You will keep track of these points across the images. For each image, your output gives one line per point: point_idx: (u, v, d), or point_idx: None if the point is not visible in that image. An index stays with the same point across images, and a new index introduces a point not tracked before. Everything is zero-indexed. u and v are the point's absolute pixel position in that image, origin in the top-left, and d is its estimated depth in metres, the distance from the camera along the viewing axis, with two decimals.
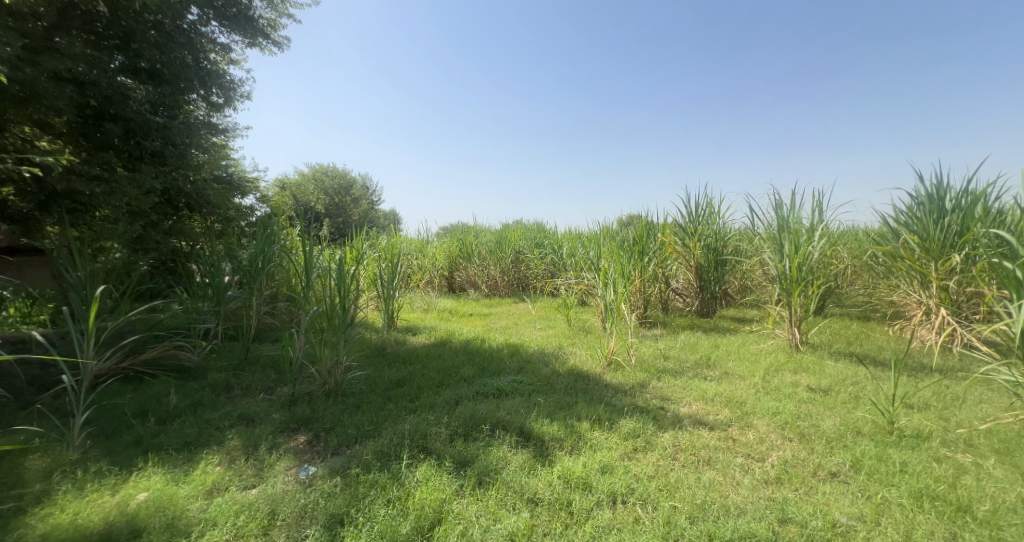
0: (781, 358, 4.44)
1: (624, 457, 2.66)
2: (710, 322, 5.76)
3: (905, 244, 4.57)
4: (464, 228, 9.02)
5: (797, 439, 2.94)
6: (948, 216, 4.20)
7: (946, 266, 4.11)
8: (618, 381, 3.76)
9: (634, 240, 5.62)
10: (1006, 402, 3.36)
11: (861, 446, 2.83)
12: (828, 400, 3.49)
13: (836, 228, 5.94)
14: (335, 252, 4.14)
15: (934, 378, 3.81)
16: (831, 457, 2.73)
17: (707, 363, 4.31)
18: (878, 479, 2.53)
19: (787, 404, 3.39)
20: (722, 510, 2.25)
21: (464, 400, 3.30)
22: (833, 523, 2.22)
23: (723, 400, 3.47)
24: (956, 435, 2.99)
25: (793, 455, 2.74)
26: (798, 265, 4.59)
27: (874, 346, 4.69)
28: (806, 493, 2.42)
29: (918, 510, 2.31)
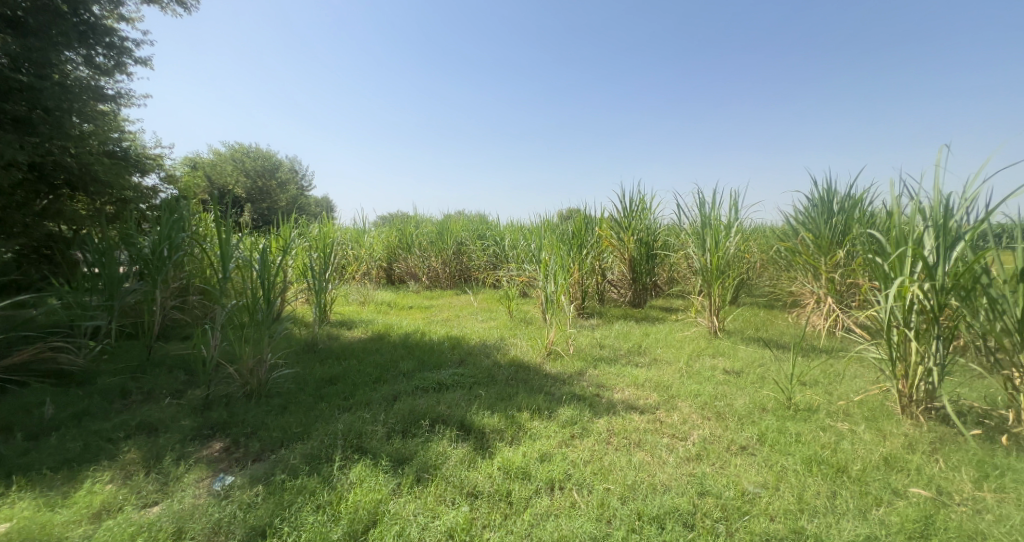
0: (701, 344, 4.90)
1: (562, 444, 2.90)
2: (641, 312, 6.19)
3: (802, 240, 5.19)
4: (405, 218, 8.99)
5: (714, 417, 3.32)
6: (836, 217, 4.84)
7: (832, 260, 4.73)
8: (557, 371, 4.03)
9: (573, 233, 5.93)
10: (874, 376, 3.97)
11: (766, 421, 3.24)
12: (740, 381, 3.94)
13: (748, 226, 6.58)
14: (255, 239, 4.05)
15: (822, 357, 4.40)
16: (742, 433, 3.11)
17: (638, 350, 4.68)
18: (778, 450, 2.91)
19: (706, 386, 3.79)
20: (650, 488, 2.52)
21: (402, 395, 3.42)
22: (742, 492, 2.53)
23: (652, 384, 3.82)
24: (841, 406, 3.49)
25: (711, 433, 3.10)
26: (717, 259, 5.07)
27: (778, 331, 5.28)
28: (720, 467, 2.76)
29: (809, 474, 2.67)
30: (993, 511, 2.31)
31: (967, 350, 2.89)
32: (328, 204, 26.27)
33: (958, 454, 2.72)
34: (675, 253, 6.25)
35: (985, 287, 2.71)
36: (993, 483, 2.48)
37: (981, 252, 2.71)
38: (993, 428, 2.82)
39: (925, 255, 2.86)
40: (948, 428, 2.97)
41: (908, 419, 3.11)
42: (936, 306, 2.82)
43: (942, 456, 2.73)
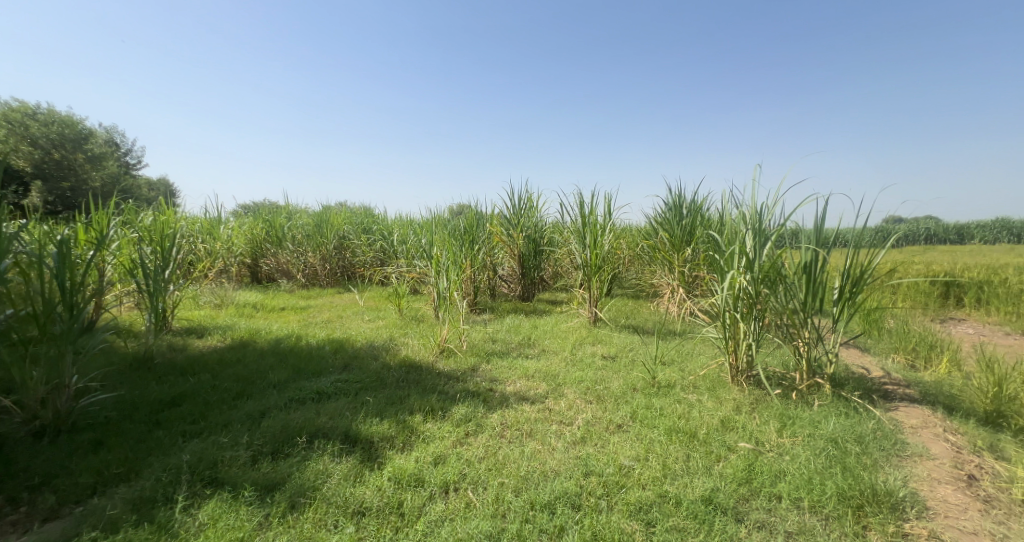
0: (582, 334, 5.37)
1: (456, 443, 2.91)
2: (529, 306, 6.58)
3: (662, 239, 5.95)
4: (273, 210, 8.40)
5: (595, 400, 3.63)
6: (687, 219, 5.64)
7: (684, 256, 5.52)
8: (451, 368, 4.17)
9: (465, 230, 6.11)
10: (713, 351, 4.77)
11: (637, 399, 3.60)
12: (615, 365, 4.43)
13: (620, 225, 7.36)
14: (55, 230, 3.42)
15: (677, 339, 5.13)
16: (618, 412, 3.40)
17: (528, 342, 5.04)
18: (646, 424, 3.20)
19: (589, 373, 4.18)
20: (541, 475, 2.59)
21: (271, 412, 3.18)
22: (619, 466, 2.69)
23: (541, 375, 4.11)
24: (694, 381, 4.07)
25: (593, 416, 3.33)
26: (596, 255, 5.58)
27: (644, 318, 6.01)
28: (602, 446, 2.93)
29: (670, 442, 2.93)
30: (791, 453, 2.75)
31: (771, 327, 3.58)
32: (172, 193, 23.36)
33: (767, 410, 3.29)
34: (559, 250, 6.75)
35: (785, 277, 3.41)
36: (791, 431, 2.99)
37: (780, 250, 3.43)
38: (788, 387, 3.55)
39: (747, 251, 3.48)
40: (763, 391, 3.57)
41: (735, 385, 3.70)
42: (755, 293, 3.44)
43: (757, 414, 3.26)
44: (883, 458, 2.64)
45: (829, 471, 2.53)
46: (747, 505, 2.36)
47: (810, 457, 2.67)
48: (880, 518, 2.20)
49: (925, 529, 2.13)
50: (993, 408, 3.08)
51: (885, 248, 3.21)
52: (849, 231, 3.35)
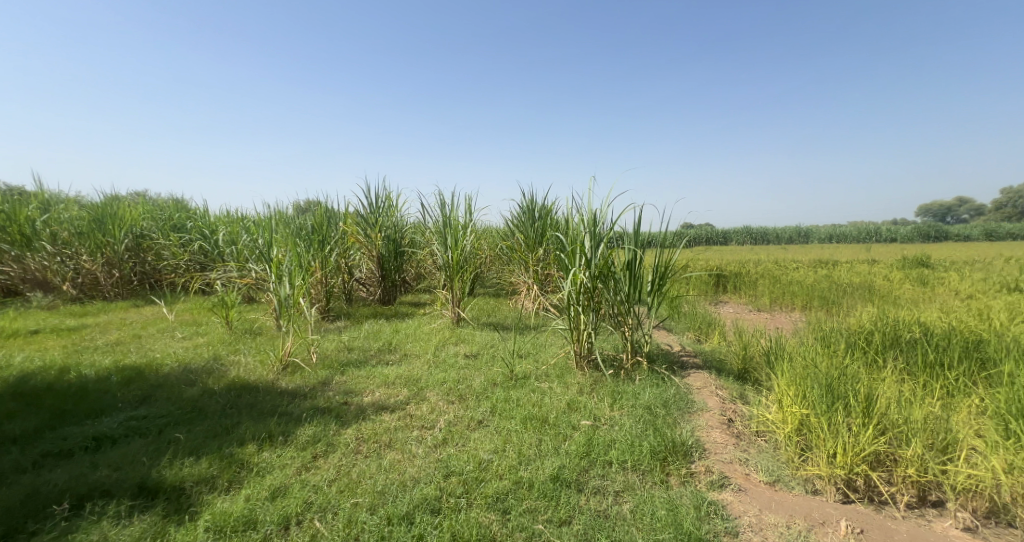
0: (444, 335, 5.37)
1: (299, 470, 2.59)
2: (391, 308, 6.46)
3: (518, 240, 6.37)
4: (12, 199, 6.50)
5: (457, 400, 3.55)
6: (538, 222, 6.16)
7: (537, 256, 6.01)
8: (296, 386, 3.67)
9: (314, 228, 5.79)
10: (562, 341, 5.18)
11: (497, 393, 3.64)
12: (478, 363, 4.36)
13: (480, 225, 7.67)
14: None
15: (532, 334, 5.50)
16: (479, 408, 3.40)
17: (388, 348, 4.81)
18: (505, 415, 3.30)
19: (451, 373, 4.04)
20: (400, 486, 2.49)
21: (11, 476, 2.40)
22: (479, 461, 2.74)
23: (402, 381, 3.86)
24: (546, 369, 4.22)
25: (455, 416, 3.27)
26: (457, 256, 5.74)
27: (504, 316, 6.35)
28: (462, 444, 2.93)
29: (524, 430, 3.09)
30: (618, 423, 3.20)
31: (604, 316, 4.11)
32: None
33: (603, 389, 3.76)
34: (421, 250, 6.78)
35: (614, 272, 3.96)
36: (619, 404, 3.48)
37: (610, 250, 4.00)
38: (618, 367, 4.13)
39: (586, 249, 3.97)
40: (600, 371, 4.08)
41: (578, 370, 4.13)
42: (591, 286, 3.94)
43: (595, 393, 3.68)
44: (679, 416, 3.30)
45: (644, 434, 3.02)
46: (587, 475, 2.65)
47: (630, 424, 3.15)
48: (677, 465, 2.72)
49: (704, 466, 2.73)
50: (743, 366, 4.12)
51: (679, 249, 4.03)
52: (657, 235, 4.11)
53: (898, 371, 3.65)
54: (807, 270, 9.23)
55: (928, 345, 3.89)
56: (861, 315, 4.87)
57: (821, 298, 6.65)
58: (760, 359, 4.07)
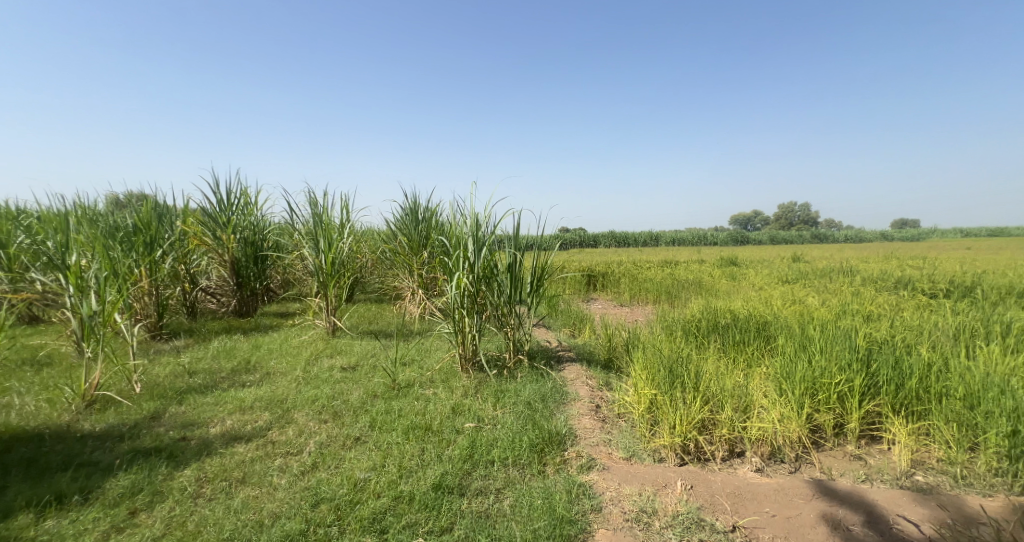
0: (319, 347, 4.94)
1: (107, 534, 2.17)
2: (251, 321, 5.77)
3: (401, 243, 6.15)
4: None
5: (331, 418, 3.27)
6: (421, 224, 6.04)
7: (421, 259, 5.85)
8: (109, 426, 3.06)
9: (137, 224, 4.86)
10: (446, 345, 5.04)
11: (376, 406, 3.43)
12: (355, 376, 4.07)
13: (359, 228, 7.28)
14: None
15: (416, 338, 5.27)
16: (356, 424, 3.17)
17: (246, 368, 4.26)
18: (384, 429, 3.10)
19: (324, 389, 3.73)
20: (256, 526, 2.23)
21: None
22: (355, 482, 2.54)
23: (262, 404, 3.45)
24: (430, 375, 4.06)
25: (326, 436, 3.01)
26: (331, 260, 5.28)
27: (387, 322, 6.03)
28: (336, 466, 2.71)
29: (408, 441, 2.95)
30: (501, 422, 3.20)
31: (488, 317, 4.11)
32: None
33: (487, 389, 3.74)
34: (289, 254, 6.20)
35: (497, 275, 4.00)
36: (502, 403, 3.48)
37: (492, 253, 4.03)
38: (502, 366, 4.17)
39: (468, 253, 3.92)
40: (484, 372, 4.05)
41: (462, 373, 4.05)
42: (475, 289, 3.92)
43: (478, 394, 3.65)
44: (555, 407, 3.44)
45: (523, 429, 3.06)
46: (469, 478, 2.60)
47: (512, 421, 3.17)
48: (553, 455, 2.82)
49: (574, 452, 2.87)
50: (608, 354, 4.42)
51: (555, 250, 4.22)
52: (535, 238, 4.25)
53: (738, 353, 4.16)
54: (654, 268, 10.39)
55: (762, 330, 4.49)
56: (694, 306, 5.57)
57: (666, 291, 7.46)
58: (619, 348, 4.42)
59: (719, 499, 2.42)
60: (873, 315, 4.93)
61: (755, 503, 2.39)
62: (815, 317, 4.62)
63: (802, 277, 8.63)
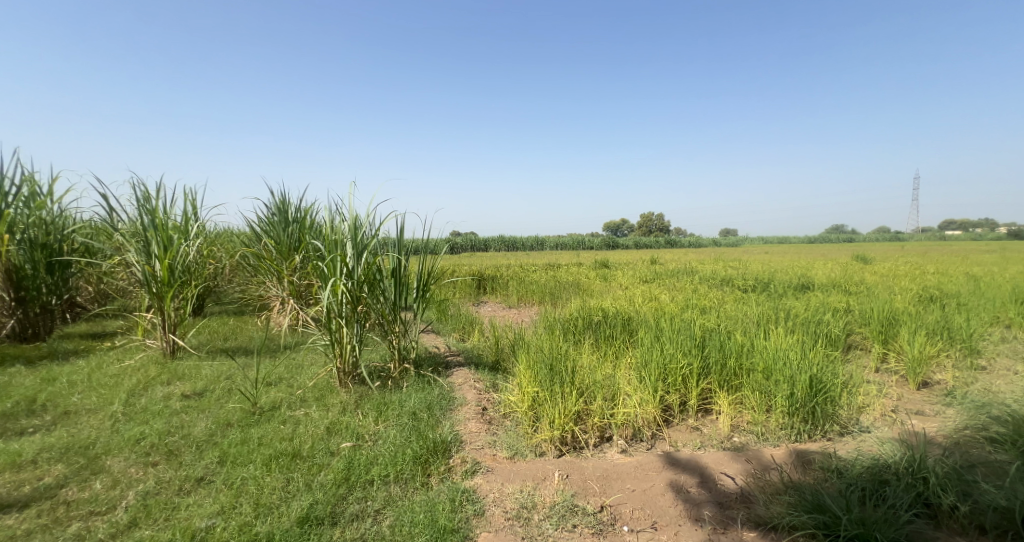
0: (152, 373, 3.90)
1: None
2: (40, 346, 4.47)
3: (267, 247, 5.51)
4: None
5: (164, 459, 2.71)
6: (291, 227, 5.46)
7: (292, 265, 5.26)
8: None
9: None
10: (324, 360, 4.32)
11: (228, 437, 2.93)
12: (202, 403, 3.36)
13: (211, 229, 6.29)
14: None
15: (285, 353, 4.50)
16: (199, 463, 2.68)
17: (32, 409, 3.22)
18: (238, 463, 2.67)
19: (154, 424, 3.04)
20: None
21: None
22: (192, 534, 2.16)
23: (59, 451, 2.73)
24: (301, 394, 3.59)
25: (155, 482, 2.50)
26: (169, 266, 4.19)
27: (247, 338, 5.03)
28: (166, 517, 2.27)
29: (268, 473, 2.58)
30: (384, 437, 3.01)
31: (371, 326, 3.85)
32: None
33: (369, 402, 3.48)
34: (107, 262, 4.95)
35: (381, 279, 3.78)
36: (384, 417, 3.26)
37: (374, 256, 3.79)
38: (386, 377, 3.95)
39: (347, 259, 3.65)
40: (366, 385, 3.77)
41: (342, 388, 3.71)
42: (355, 295, 3.65)
43: (359, 409, 3.36)
44: (441, 415, 3.33)
45: (407, 442, 2.91)
46: (344, 503, 2.39)
47: (395, 435, 3.00)
48: (437, 464, 2.73)
49: (459, 458, 2.81)
50: (496, 358, 4.41)
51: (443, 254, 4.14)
52: (420, 241, 4.11)
53: (608, 348, 4.40)
54: (538, 271, 10.76)
55: (629, 328, 4.81)
56: (570, 307, 5.82)
57: (546, 292, 7.77)
58: (506, 349, 4.44)
59: (590, 484, 2.52)
60: (707, 307, 5.65)
61: (620, 482, 2.53)
62: (668, 311, 5.11)
63: (657, 277, 9.65)
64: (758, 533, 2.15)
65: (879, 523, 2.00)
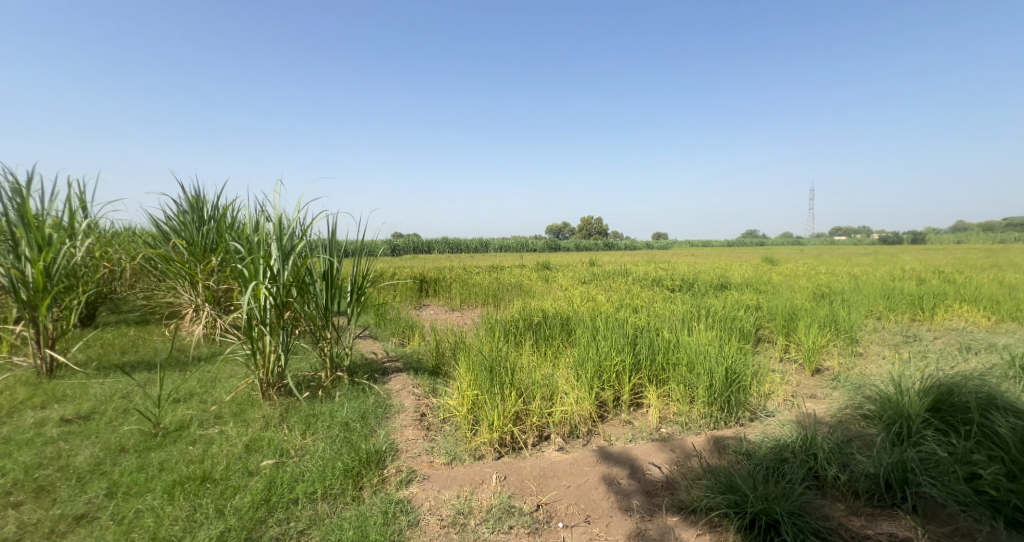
0: (21, 396, 3.39)
1: None
2: None
3: (177, 248, 4.91)
4: None
5: (32, 497, 2.37)
6: (208, 226, 4.92)
7: (207, 268, 4.73)
8: None
9: None
10: (244, 372, 4.01)
11: (121, 464, 2.64)
12: (89, 428, 2.99)
13: (106, 228, 5.53)
14: None
15: (198, 366, 4.09)
16: (81, 497, 2.39)
17: None
18: (132, 493, 2.42)
19: (22, 456, 2.66)
20: None
21: None
22: None
23: None
24: (216, 409, 3.31)
25: (20, 525, 2.20)
26: (43, 271, 3.68)
27: (151, 350, 4.44)
28: None
29: (167, 503, 2.37)
30: (311, 451, 2.87)
31: (301, 333, 3.69)
32: None
33: (295, 415, 3.30)
34: None
35: (311, 284, 3.63)
36: (313, 430, 3.11)
37: (303, 258, 3.62)
38: (316, 387, 3.78)
39: (271, 261, 3.43)
40: (293, 397, 3.57)
41: (266, 401, 3.47)
42: (280, 299, 3.43)
43: (284, 423, 3.19)
44: (376, 424, 3.24)
45: (337, 455, 2.79)
46: (262, 528, 2.25)
47: (324, 448, 2.88)
48: (369, 476, 2.64)
49: (394, 468, 2.74)
50: (436, 362, 4.34)
51: (380, 257, 4.04)
52: (356, 243, 3.97)
53: (548, 347, 4.48)
54: (480, 273, 10.79)
55: (567, 328, 4.93)
56: (511, 309, 5.87)
57: (486, 295, 7.79)
58: (447, 353, 4.38)
59: (527, 484, 2.56)
60: (639, 306, 5.91)
61: (556, 480, 2.59)
62: (604, 311, 5.29)
63: (594, 278, 10.00)
64: (679, 517, 2.28)
65: (778, 497, 2.18)
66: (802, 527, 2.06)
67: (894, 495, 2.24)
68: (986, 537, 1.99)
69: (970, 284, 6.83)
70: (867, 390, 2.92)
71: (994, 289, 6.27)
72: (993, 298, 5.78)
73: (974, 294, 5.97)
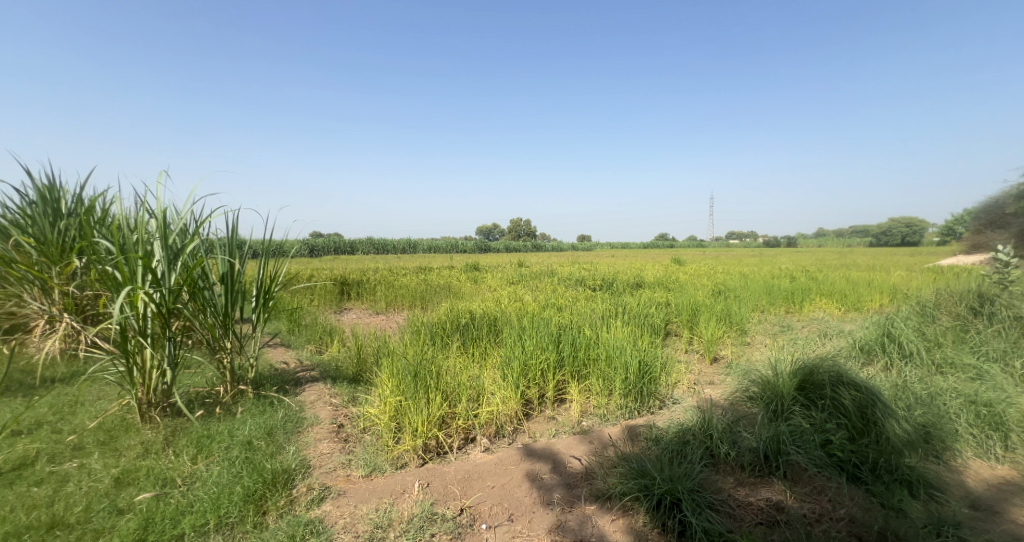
0: None
1: None
2: None
3: (22, 248, 4.15)
4: None
5: None
6: (65, 221, 4.21)
7: (66, 270, 4.07)
8: None
9: None
10: (117, 393, 3.55)
11: None
12: None
13: None
14: None
15: (50, 389, 3.54)
16: None
17: None
18: None
19: None
20: None
21: None
22: None
23: None
24: (75, 440, 2.89)
25: None
26: None
27: None
28: None
29: None
30: (204, 477, 2.61)
31: (195, 344, 3.36)
32: None
33: (185, 437, 2.98)
34: None
35: (203, 288, 3.31)
36: (205, 453, 2.83)
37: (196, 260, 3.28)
38: (212, 404, 3.45)
39: (154, 263, 3.06)
40: (183, 416, 3.23)
41: (145, 424, 3.09)
42: (165, 307, 3.07)
43: (169, 448, 2.87)
44: (285, 440, 3.02)
45: (235, 478, 2.56)
46: None
47: (221, 472, 2.62)
48: (275, 499, 2.45)
49: (305, 486, 2.57)
50: (357, 369, 4.13)
51: (289, 258, 3.78)
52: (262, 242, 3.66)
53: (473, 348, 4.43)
54: (406, 275, 10.53)
55: (490, 329, 4.91)
56: (436, 311, 5.75)
57: (411, 297, 7.59)
58: (369, 359, 4.18)
59: (450, 488, 2.50)
60: (562, 305, 6.07)
61: (479, 482, 2.56)
62: (528, 311, 5.36)
63: (522, 278, 10.14)
64: (597, 505, 2.35)
65: (681, 477, 2.30)
66: (699, 501, 2.19)
67: (769, 464, 2.47)
68: (834, 492, 2.29)
69: (828, 279, 7.80)
70: (753, 374, 3.21)
71: (847, 284, 7.22)
72: (844, 291, 6.66)
73: (830, 288, 6.83)
